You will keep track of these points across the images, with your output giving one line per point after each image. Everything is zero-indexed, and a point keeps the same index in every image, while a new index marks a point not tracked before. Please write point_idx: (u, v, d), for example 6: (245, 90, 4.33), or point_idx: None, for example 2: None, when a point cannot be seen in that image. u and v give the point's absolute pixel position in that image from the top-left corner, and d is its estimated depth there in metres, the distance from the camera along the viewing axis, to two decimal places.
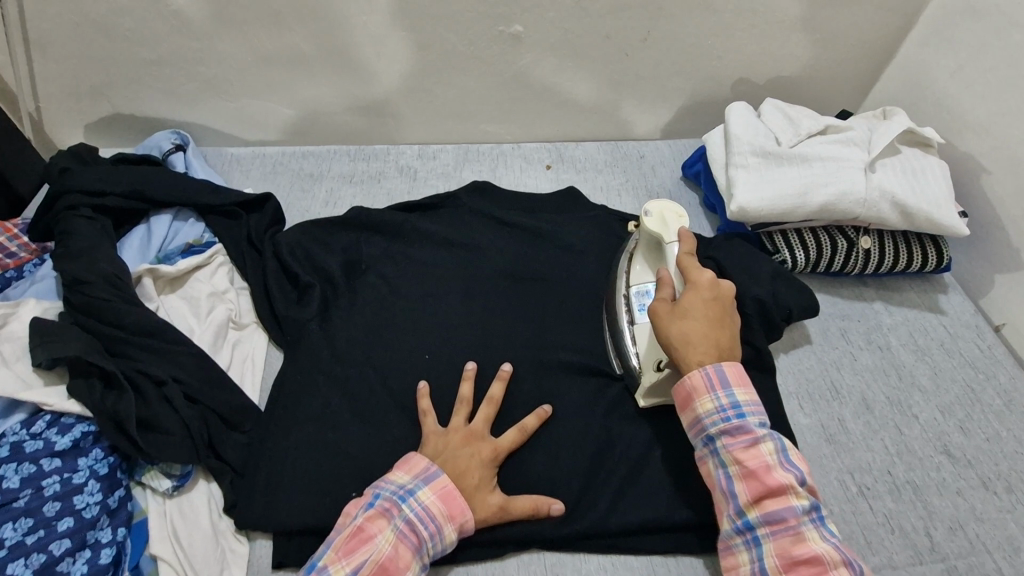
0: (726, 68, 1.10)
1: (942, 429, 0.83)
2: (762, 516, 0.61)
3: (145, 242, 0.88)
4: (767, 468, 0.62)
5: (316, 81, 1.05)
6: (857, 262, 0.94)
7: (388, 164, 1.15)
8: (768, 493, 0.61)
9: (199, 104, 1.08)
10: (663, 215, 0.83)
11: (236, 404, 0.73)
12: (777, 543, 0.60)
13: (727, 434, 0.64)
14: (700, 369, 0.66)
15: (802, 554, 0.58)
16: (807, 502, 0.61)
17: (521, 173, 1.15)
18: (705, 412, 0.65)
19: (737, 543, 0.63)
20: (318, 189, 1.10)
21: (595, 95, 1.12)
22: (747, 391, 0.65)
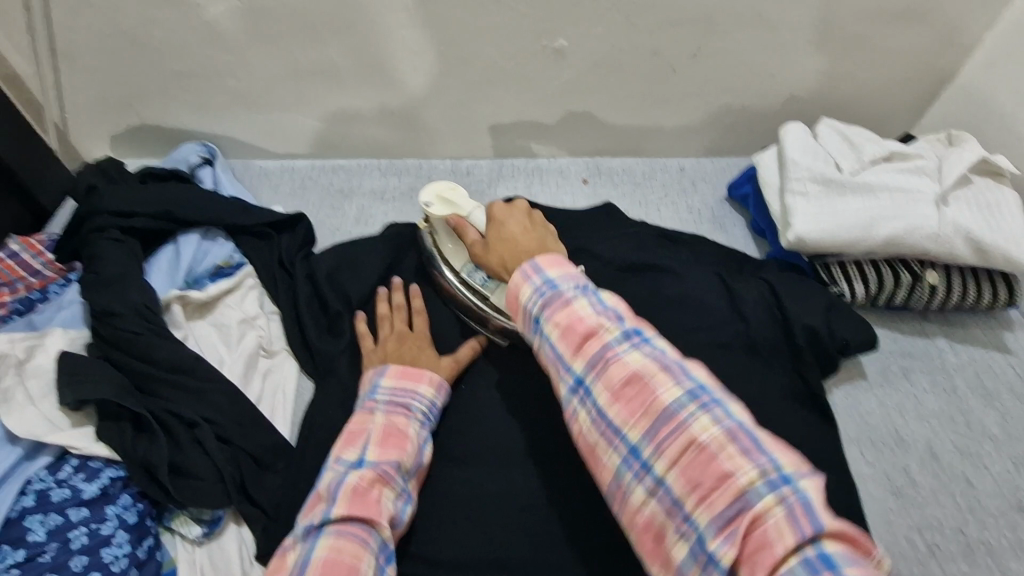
0: (777, 85, 1.04)
1: (1017, 484, 0.78)
2: (586, 364, 0.53)
3: (173, 264, 0.84)
4: (580, 316, 0.55)
5: (348, 94, 1.01)
6: (921, 297, 0.88)
7: (420, 179, 1.11)
8: (587, 340, 0.54)
9: (228, 116, 1.04)
10: (442, 197, 0.84)
11: (269, 443, 0.69)
12: (601, 382, 0.52)
13: (547, 308, 0.57)
14: (518, 269, 0.61)
15: (624, 376, 0.51)
16: (621, 331, 0.54)
17: (556, 189, 1.10)
18: (527, 300, 0.59)
19: (574, 405, 0.54)
20: (349, 205, 1.06)
21: (636, 111, 1.07)
22: (560, 269, 0.60)
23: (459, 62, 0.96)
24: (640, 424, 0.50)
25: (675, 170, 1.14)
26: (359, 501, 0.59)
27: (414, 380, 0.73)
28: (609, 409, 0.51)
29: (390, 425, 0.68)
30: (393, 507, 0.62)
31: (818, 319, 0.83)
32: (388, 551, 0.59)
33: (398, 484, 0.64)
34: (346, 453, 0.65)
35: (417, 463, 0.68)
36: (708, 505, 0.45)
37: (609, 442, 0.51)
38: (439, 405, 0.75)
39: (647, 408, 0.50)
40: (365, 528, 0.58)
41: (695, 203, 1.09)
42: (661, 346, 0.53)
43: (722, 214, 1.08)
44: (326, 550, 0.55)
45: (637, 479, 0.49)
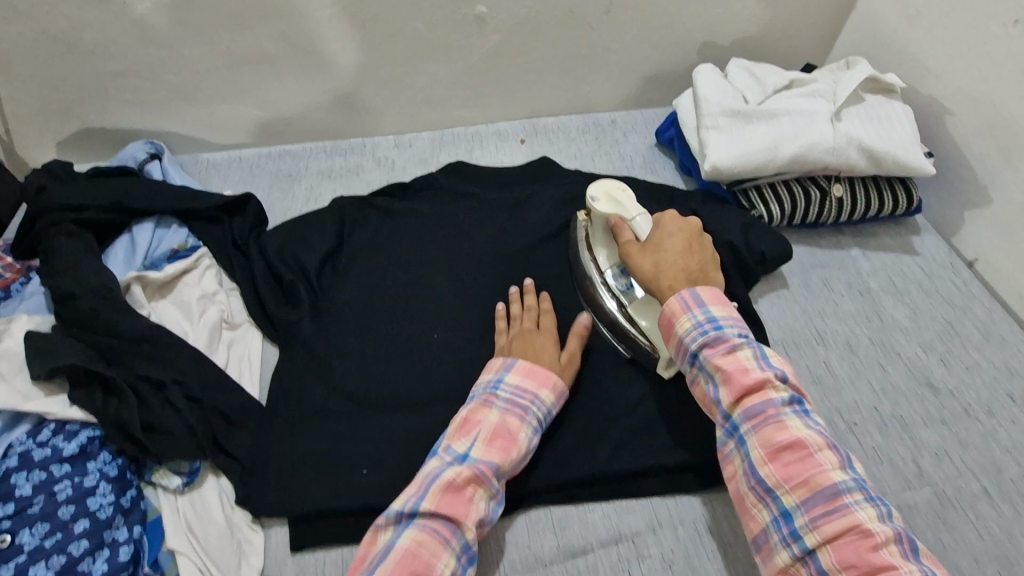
0: (691, 33, 1.11)
1: (924, 364, 0.86)
2: (747, 414, 0.61)
3: (130, 253, 0.88)
4: (747, 368, 0.62)
5: (285, 79, 1.05)
6: (828, 213, 0.97)
7: (365, 156, 1.14)
8: (748, 392, 0.61)
9: (171, 112, 1.07)
10: (609, 195, 0.83)
11: (238, 402, 0.74)
12: (761, 436, 0.60)
13: (708, 347, 0.65)
14: (677, 296, 0.68)
15: (785, 440, 0.59)
16: (787, 394, 0.62)
17: (497, 151, 1.14)
18: (686, 331, 0.66)
19: (730, 448, 0.63)
20: (296, 187, 1.09)
21: (563, 70, 1.13)
22: (721, 309, 0.67)
23: (387, 38, 1.01)
24: (797, 492, 0.57)
25: (607, 123, 1.19)
26: (450, 497, 0.61)
27: (539, 382, 0.72)
28: (763, 465, 0.59)
29: (501, 425, 0.68)
30: (484, 509, 0.63)
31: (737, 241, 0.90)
32: (469, 551, 0.61)
33: (492, 486, 0.64)
34: (458, 442, 0.66)
35: (518, 467, 0.68)
36: None
37: (761, 496, 0.60)
38: (554, 412, 0.74)
39: (807, 480, 0.57)
40: (449, 527, 0.60)
41: (626, 150, 1.15)
42: (817, 421, 0.62)
43: (653, 158, 1.14)
44: (409, 541, 0.59)
45: (784, 542, 0.57)
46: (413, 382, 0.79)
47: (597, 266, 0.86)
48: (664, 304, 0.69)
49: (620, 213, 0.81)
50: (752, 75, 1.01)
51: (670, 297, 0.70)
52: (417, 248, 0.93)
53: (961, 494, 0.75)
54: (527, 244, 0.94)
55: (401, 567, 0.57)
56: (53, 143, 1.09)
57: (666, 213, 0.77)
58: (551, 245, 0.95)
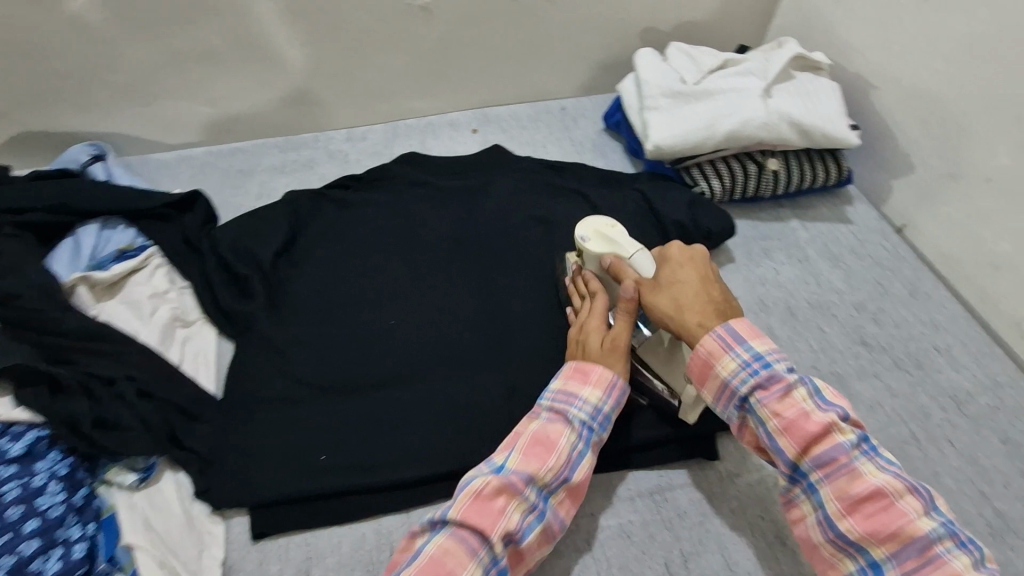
0: (633, 19, 1.14)
1: (858, 323, 0.92)
2: (815, 461, 0.61)
3: (65, 253, 0.85)
4: (806, 414, 0.62)
5: (230, 74, 1.04)
6: (764, 185, 1.02)
7: (316, 149, 1.14)
8: (813, 440, 0.62)
9: (112, 112, 1.05)
10: (600, 232, 0.78)
11: (193, 396, 0.75)
12: (835, 487, 0.60)
13: (761, 389, 0.65)
14: (711, 335, 0.67)
15: (865, 491, 0.59)
16: (855, 436, 0.62)
17: (447, 139, 1.16)
18: (729, 373, 0.66)
19: (798, 494, 0.64)
20: (246, 182, 1.09)
21: (508, 59, 1.14)
22: (762, 344, 0.66)
23: (332, 32, 1.02)
24: (886, 545, 0.58)
25: (558, 110, 1.22)
26: (477, 506, 0.61)
27: (583, 381, 0.70)
28: (842, 518, 0.60)
29: (542, 432, 0.67)
30: (515, 520, 0.61)
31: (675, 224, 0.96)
32: (498, 564, 0.60)
33: (527, 496, 0.63)
34: (499, 454, 0.66)
35: (561, 478, 0.66)
36: None
37: (843, 548, 0.60)
38: (611, 408, 0.70)
39: (895, 532, 0.57)
40: (476, 539, 0.59)
41: (576, 135, 1.18)
42: (891, 459, 0.61)
43: (602, 142, 1.17)
44: (437, 547, 0.58)
45: None
46: (365, 369, 0.81)
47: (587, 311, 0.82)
48: (697, 345, 0.68)
49: (615, 251, 0.77)
50: (687, 55, 1.05)
51: (703, 335, 0.68)
52: (372, 238, 0.95)
53: (893, 441, 0.80)
54: (480, 231, 0.97)
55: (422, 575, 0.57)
56: None
57: (672, 245, 0.76)
58: (501, 230, 0.97)
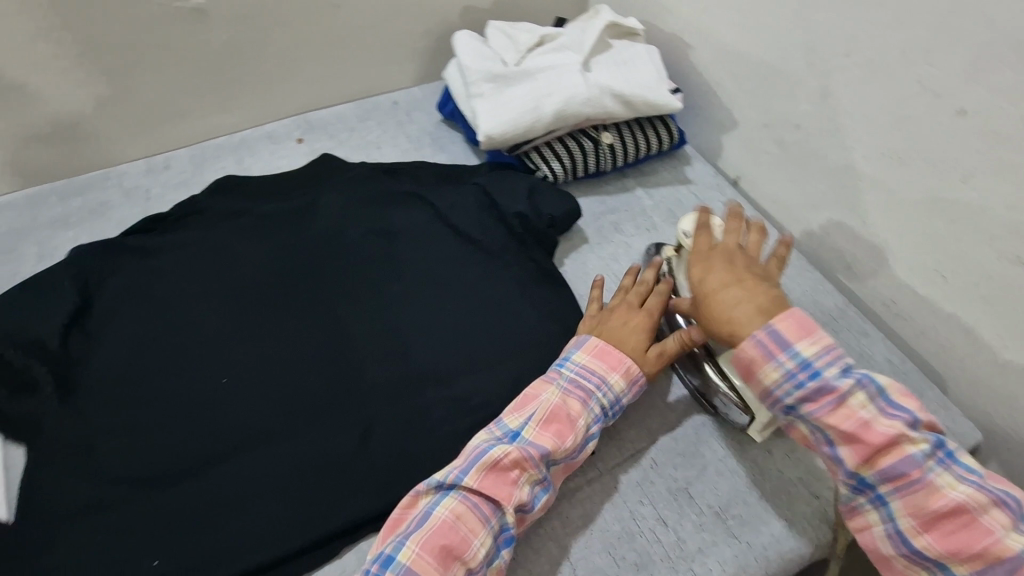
0: (649, 11, 1.04)
1: (890, 349, 0.86)
2: (881, 475, 0.57)
3: (32, 295, 0.78)
4: (868, 424, 0.57)
5: (207, 57, 0.93)
6: (759, 186, 1.00)
7: (300, 126, 1.05)
8: (878, 453, 0.56)
9: (66, 113, 0.90)
10: (706, 231, 0.74)
11: (159, 448, 0.69)
12: (907, 501, 0.56)
13: (811, 400, 0.58)
14: (750, 339, 0.60)
15: (943, 506, 0.55)
16: (927, 443, 0.56)
17: (438, 114, 1.08)
18: (774, 383, 0.60)
19: (860, 503, 0.59)
20: (221, 161, 1.00)
21: (492, 6, 1.09)
22: (808, 340, 0.59)
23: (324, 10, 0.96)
24: (969, 563, 0.54)
25: None
26: (491, 477, 0.62)
27: (610, 367, 0.70)
28: (916, 535, 0.56)
29: (560, 407, 0.67)
30: (526, 493, 0.63)
31: (668, 231, 0.94)
32: (507, 532, 0.62)
33: (540, 472, 0.64)
34: (510, 417, 0.67)
35: (569, 458, 0.66)
36: None
37: (921, 564, 0.56)
38: (626, 402, 0.71)
39: (975, 549, 0.54)
40: (490, 507, 0.61)
41: None
42: (966, 463, 0.57)
43: None
44: (448, 512, 0.60)
45: None
46: (345, 407, 0.73)
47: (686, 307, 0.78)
48: (737, 348, 0.62)
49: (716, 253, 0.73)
50: (694, 62, 1.01)
51: (741, 341, 0.62)
52: (355, 256, 0.86)
53: None
54: (480, 250, 0.87)
55: (436, 537, 0.59)
56: None
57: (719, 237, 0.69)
58: (501, 235, 0.88)
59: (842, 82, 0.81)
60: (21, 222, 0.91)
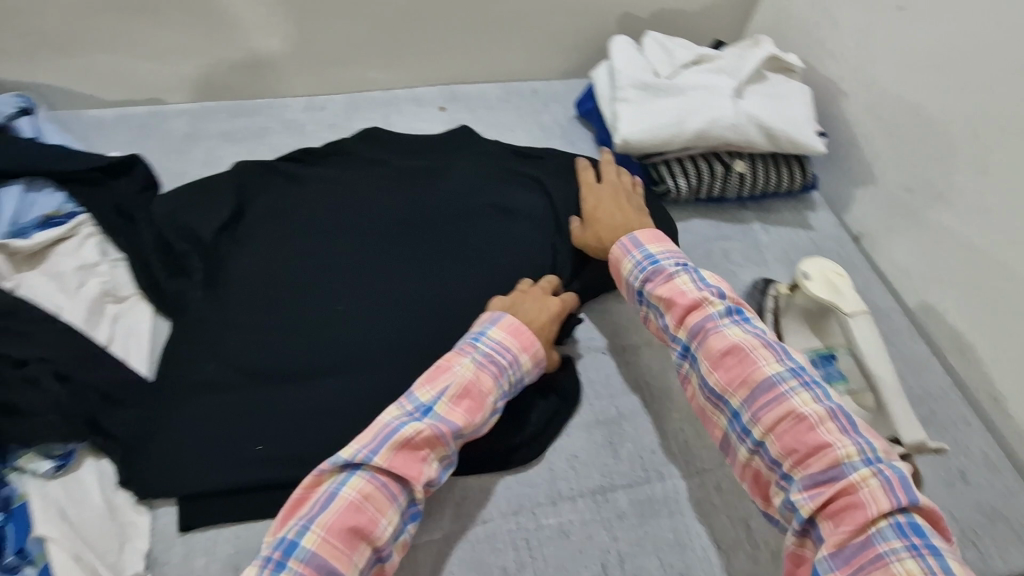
0: (806, 52, 1.04)
1: (991, 444, 0.82)
2: (689, 332, 0.68)
3: (198, 194, 0.87)
4: (682, 289, 0.70)
5: (384, 19, 1.01)
6: (883, 248, 0.97)
7: (443, 96, 1.12)
8: (687, 311, 0.69)
9: (256, 45, 1.01)
10: (829, 278, 0.74)
11: (276, 352, 0.75)
12: (704, 349, 0.67)
13: (651, 282, 0.73)
14: (619, 244, 0.77)
15: (722, 347, 0.65)
16: (723, 307, 0.69)
17: (573, 111, 1.12)
18: (628, 272, 0.75)
19: (687, 368, 0.70)
20: (371, 113, 1.09)
21: (649, 19, 1.12)
22: (657, 246, 0.76)
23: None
24: (740, 392, 0.64)
25: None
26: (403, 457, 0.59)
27: (521, 345, 0.69)
28: (710, 374, 0.66)
29: (473, 382, 0.65)
30: (434, 470, 0.61)
31: (778, 271, 0.93)
32: (414, 508, 0.61)
33: (450, 448, 0.62)
34: (421, 391, 0.64)
35: (477, 431, 0.65)
36: (804, 469, 0.59)
37: (715, 404, 0.66)
38: (528, 381, 0.71)
39: (746, 379, 0.64)
40: (397, 486, 0.59)
41: None
42: (758, 327, 0.68)
43: None
44: (355, 492, 0.57)
45: (740, 439, 0.64)
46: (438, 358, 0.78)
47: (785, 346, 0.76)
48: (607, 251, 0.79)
49: (838, 303, 0.72)
50: (844, 111, 0.99)
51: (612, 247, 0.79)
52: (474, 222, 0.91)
53: None
54: None
55: (345, 520, 0.55)
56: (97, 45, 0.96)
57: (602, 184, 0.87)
58: None
59: (1001, 161, 0.78)
60: (194, 129, 1.03)
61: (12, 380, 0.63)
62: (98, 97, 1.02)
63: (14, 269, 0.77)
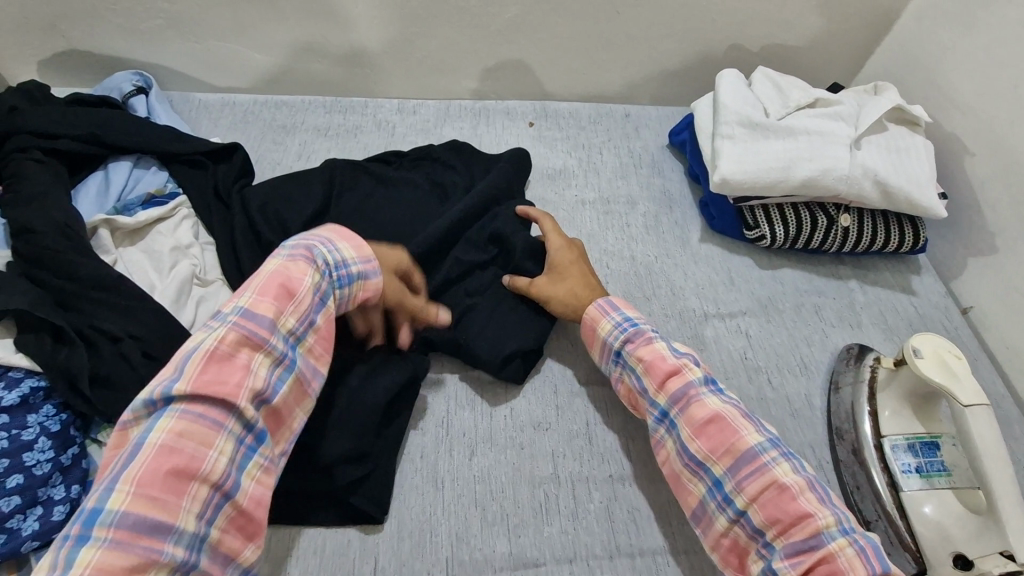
0: (933, 104, 0.96)
1: None
2: (670, 399, 0.65)
3: (291, 184, 0.88)
4: (662, 355, 0.67)
5: (487, 31, 1.00)
6: (995, 325, 0.88)
7: (535, 111, 1.10)
8: (667, 376, 0.66)
9: (359, 45, 1.02)
10: (940, 357, 0.67)
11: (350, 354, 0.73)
12: (684, 416, 0.64)
13: (630, 343, 0.70)
14: (596, 303, 0.73)
15: (704, 415, 0.62)
16: (702, 374, 0.66)
17: (665, 139, 1.08)
18: (607, 332, 0.71)
19: (661, 433, 0.66)
20: (460, 121, 1.09)
21: (758, 51, 1.06)
22: (634, 311, 0.73)
23: (604, 14, 0.98)
24: (723, 460, 0.61)
25: None
26: (215, 373, 0.54)
27: (340, 238, 0.68)
28: (691, 441, 0.63)
29: (285, 276, 0.61)
30: (262, 377, 0.56)
31: (873, 336, 0.86)
32: (255, 428, 0.56)
33: (273, 348, 0.58)
34: (228, 305, 0.58)
35: (308, 324, 0.62)
36: (787, 536, 0.56)
37: (695, 472, 0.63)
38: (359, 275, 0.67)
39: (730, 447, 0.61)
40: (219, 409, 0.53)
41: None
42: (732, 396, 0.66)
43: None
44: (163, 433, 0.50)
45: (720, 508, 0.60)
46: (504, 384, 0.76)
47: (875, 424, 0.72)
48: (584, 313, 0.74)
49: (950, 386, 0.65)
50: (968, 171, 0.91)
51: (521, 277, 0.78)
52: None
53: None
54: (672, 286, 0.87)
55: (158, 461, 0.49)
56: (211, 36, 1.00)
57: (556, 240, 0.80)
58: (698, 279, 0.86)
59: None
60: (291, 121, 1.06)
61: (108, 355, 0.62)
62: (208, 83, 1.07)
63: (114, 243, 0.79)
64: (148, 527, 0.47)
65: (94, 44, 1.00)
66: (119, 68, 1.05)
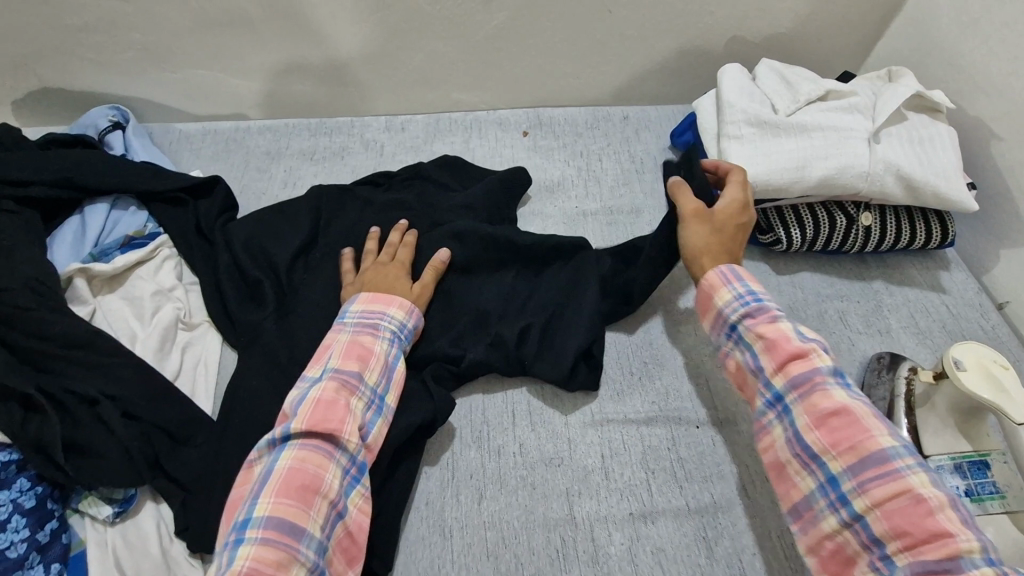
0: (953, 88, 0.90)
1: None
2: (789, 382, 0.57)
3: (275, 216, 0.83)
4: (787, 335, 0.59)
5: (474, 40, 0.95)
6: None
7: (529, 120, 1.05)
8: (793, 359, 0.58)
9: (341, 63, 0.97)
10: (986, 368, 0.62)
11: None
12: (805, 404, 0.56)
13: (749, 318, 0.62)
14: (717, 270, 0.66)
15: (829, 406, 0.55)
16: (831, 363, 0.58)
17: (667, 141, 1.03)
18: (724, 304, 0.64)
19: (770, 419, 0.59)
20: (452, 136, 1.04)
21: (761, 42, 1.01)
22: (759, 286, 0.65)
23: (596, 13, 0.93)
24: (844, 457, 0.53)
25: None
26: (323, 410, 0.56)
27: (385, 302, 0.68)
28: (808, 431, 0.55)
29: (355, 342, 0.63)
30: (361, 416, 0.58)
31: (905, 341, 0.80)
32: (361, 461, 0.57)
33: (366, 393, 0.60)
34: (311, 368, 0.61)
35: (390, 378, 0.63)
36: (913, 553, 0.48)
37: (805, 464, 0.55)
38: (413, 328, 0.69)
39: (855, 445, 0.53)
40: (330, 440, 0.56)
41: None
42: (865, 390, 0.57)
43: None
44: (289, 461, 0.53)
45: (830, 509, 0.53)
46: (511, 420, 0.71)
47: (915, 441, 0.67)
48: (702, 278, 0.67)
49: (999, 399, 0.60)
50: (997, 157, 0.85)
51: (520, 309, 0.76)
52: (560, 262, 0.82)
53: None
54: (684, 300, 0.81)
55: (287, 484, 0.52)
56: (187, 65, 0.95)
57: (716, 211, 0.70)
58: None
59: None
60: (275, 146, 1.02)
61: (85, 420, 0.60)
62: (188, 112, 1.03)
63: (92, 292, 0.75)
64: (284, 539, 0.49)
65: (68, 80, 0.97)
66: (95, 103, 1.01)
